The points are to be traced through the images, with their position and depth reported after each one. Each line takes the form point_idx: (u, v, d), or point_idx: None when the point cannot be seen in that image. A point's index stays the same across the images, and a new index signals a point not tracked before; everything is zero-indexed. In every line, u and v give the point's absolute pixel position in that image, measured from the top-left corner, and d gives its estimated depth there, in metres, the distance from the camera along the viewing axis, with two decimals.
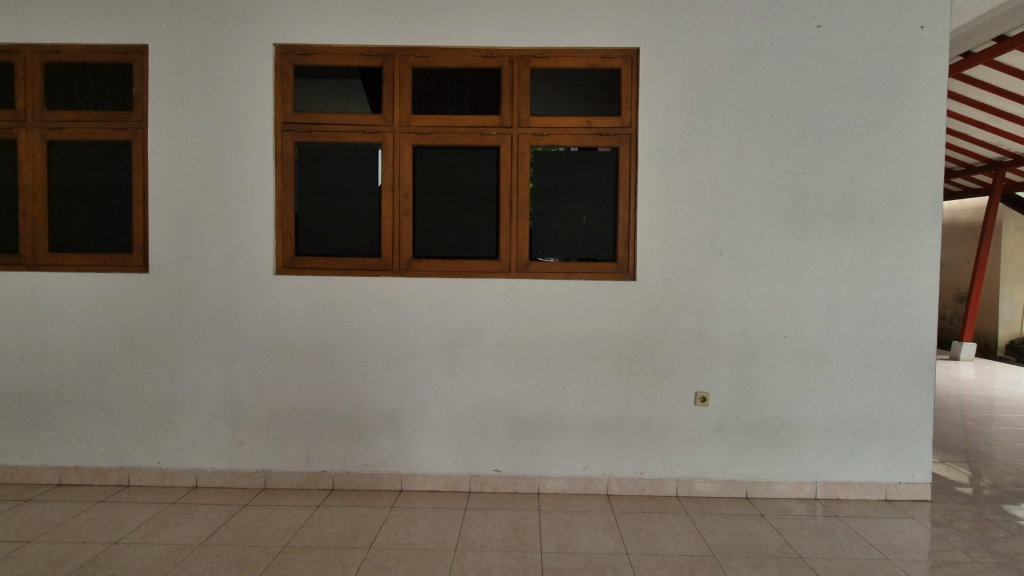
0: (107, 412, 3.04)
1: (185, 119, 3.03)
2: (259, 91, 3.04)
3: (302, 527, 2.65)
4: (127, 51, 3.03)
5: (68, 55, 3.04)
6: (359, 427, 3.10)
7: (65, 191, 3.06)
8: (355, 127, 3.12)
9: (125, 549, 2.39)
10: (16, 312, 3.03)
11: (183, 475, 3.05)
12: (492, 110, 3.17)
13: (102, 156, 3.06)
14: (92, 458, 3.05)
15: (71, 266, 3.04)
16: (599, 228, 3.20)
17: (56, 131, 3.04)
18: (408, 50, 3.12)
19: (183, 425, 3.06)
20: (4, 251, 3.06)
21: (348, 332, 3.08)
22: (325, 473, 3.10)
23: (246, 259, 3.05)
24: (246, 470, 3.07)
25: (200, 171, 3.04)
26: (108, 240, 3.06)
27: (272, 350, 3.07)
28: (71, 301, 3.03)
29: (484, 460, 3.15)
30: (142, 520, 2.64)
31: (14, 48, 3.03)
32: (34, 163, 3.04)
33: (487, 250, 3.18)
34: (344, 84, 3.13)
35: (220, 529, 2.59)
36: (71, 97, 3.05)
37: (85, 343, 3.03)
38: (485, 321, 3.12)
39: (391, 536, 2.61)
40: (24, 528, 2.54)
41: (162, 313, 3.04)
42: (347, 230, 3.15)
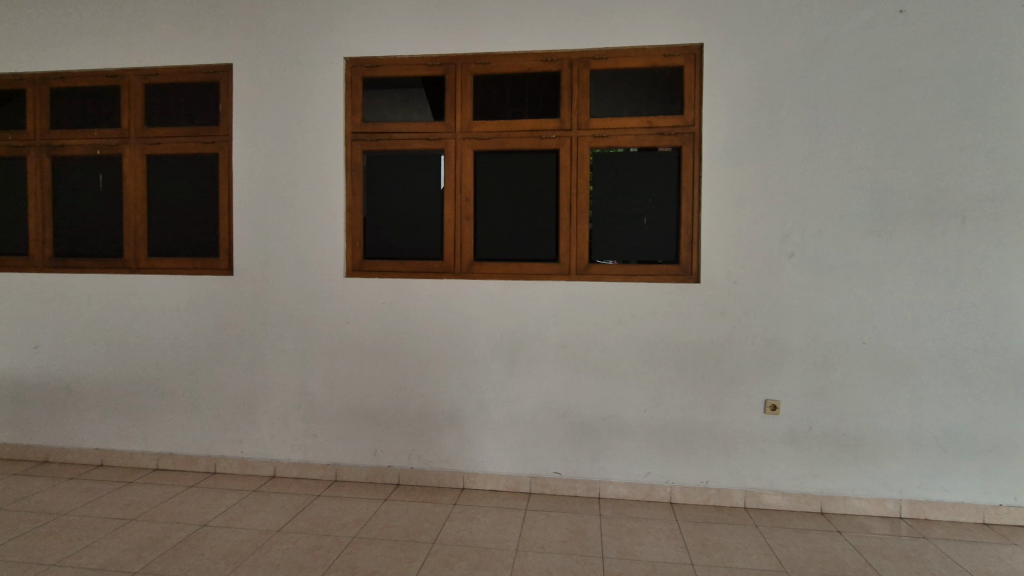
0: (196, 404, 3.29)
1: (265, 131, 3.24)
2: (330, 103, 3.21)
3: (370, 519, 2.75)
4: (215, 71, 3.28)
5: (164, 77, 3.32)
6: (422, 425, 3.19)
7: (161, 200, 3.35)
8: (420, 135, 3.22)
9: (212, 531, 2.57)
10: (119, 311, 3.33)
11: (262, 465, 3.25)
12: (552, 113, 3.18)
13: (193, 168, 3.32)
14: (183, 447, 3.31)
15: (166, 269, 3.33)
16: (661, 230, 3.14)
17: (155, 147, 3.33)
18: (469, 58, 3.19)
19: (262, 418, 3.26)
20: (110, 256, 3.38)
21: (412, 332, 3.18)
22: (390, 469, 3.20)
23: (318, 263, 3.22)
24: (318, 463, 3.24)
25: (277, 180, 3.24)
26: (198, 245, 3.32)
27: (342, 349, 3.22)
28: (166, 301, 3.30)
29: (544, 462, 3.15)
30: (227, 505, 2.84)
31: (119, 72, 3.35)
32: (136, 175, 3.35)
33: (547, 252, 3.19)
34: (409, 94, 3.25)
35: (295, 518, 2.74)
36: (168, 115, 3.34)
37: (177, 340, 3.30)
38: (546, 324, 3.13)
39: (453, 532, 2.66)
40: (127, 507, 2.79)
41: (244, 313, 3.26)
42: (412, 234, 3.25)
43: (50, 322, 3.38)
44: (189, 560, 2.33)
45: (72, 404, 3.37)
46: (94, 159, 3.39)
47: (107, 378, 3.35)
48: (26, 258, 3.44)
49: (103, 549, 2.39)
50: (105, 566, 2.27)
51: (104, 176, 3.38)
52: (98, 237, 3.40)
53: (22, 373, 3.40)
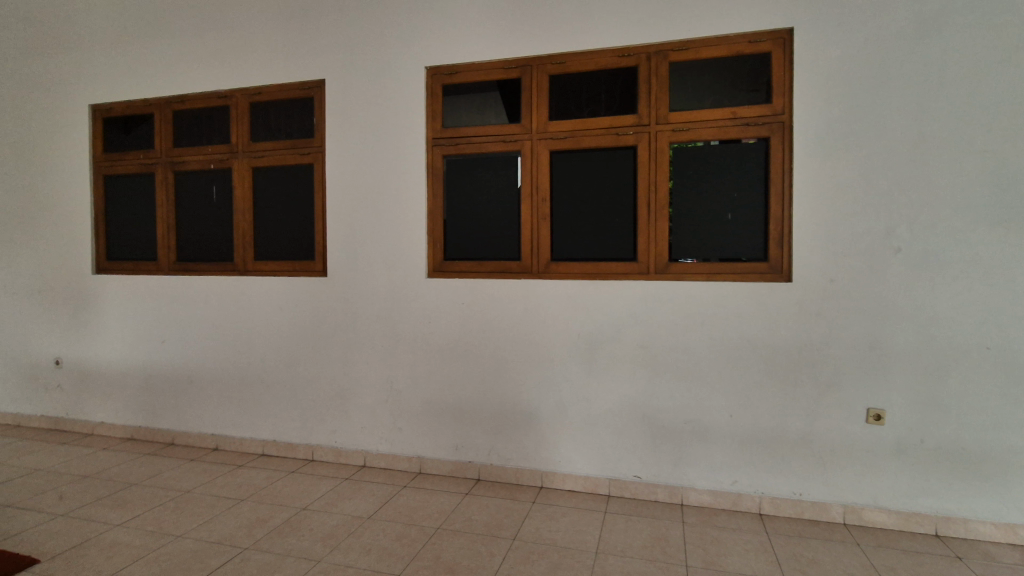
0: (295, 395, 3.56)
1: (354, 141, 3.44)
2: (412, 111, 3.35)
3: (452, 512, 2.84)
4: (310, 86, 3.53)
5: (266, 95, 3.62)
6: (501, 423, 3.25)
7: (265, 208, 3.65)
8: (497, 137, 3.28)
9: (311, 514, 2.77)
10: (230, 310, 3.67)
11: (353, 454, 3.46)
12: (629, 109, 3.12)
13: (292, 177, 3.60)
14: (284, 435, 3.60)
15: (270, 271, 3.63)
16: (748, 226, 2.98)
17: (259, 159, 3.63)
18: (545, 58, 3.20)
19: (353, 411, 3.47)
20: (223, 260, 3.74)
21: (491, 331, 3.25)
22: (471, 464, 3.29)
23: (402, 264, 3.38)
24: (404, 455, 3.39)
25: (365, 187, 3.43)
26: (297, 249, 3.59)
27: (425, 347, 3.35)
28: (269, 301, 3.60)
29: (623, 465, 3.10)
30: (324, 490, 3.05)
31: (229, 93, 3.68)
32: (244, 186, 3.67)
33: (625, 251, 3.14)
34: (486, 97, 3.32)
35: (384, 506, 2.89)
36: (270, 130, 3.63)
37: (279, 336, 3.59)
38: (625, 324, 3.07)
39: (533, 530, 2.69)
40: (239, 488, 3.07)
41: (336, 311, 3.48)
42: (490, 235, 3.32)
43: (174, 319, 3.79)
44: (291, 540, 2.52)
45: (193, 393, 3.77)
46: (208, 172, 3.76)
47: (220, 370, 3.70)
48: (155, 263, 3.88)
49: (220, 524, 2.65)
50: (222, 540, 2.51)
51: (217, 188, 3.75)
52: (213, 243, 3.77)
53: (153, 364, 3.85)
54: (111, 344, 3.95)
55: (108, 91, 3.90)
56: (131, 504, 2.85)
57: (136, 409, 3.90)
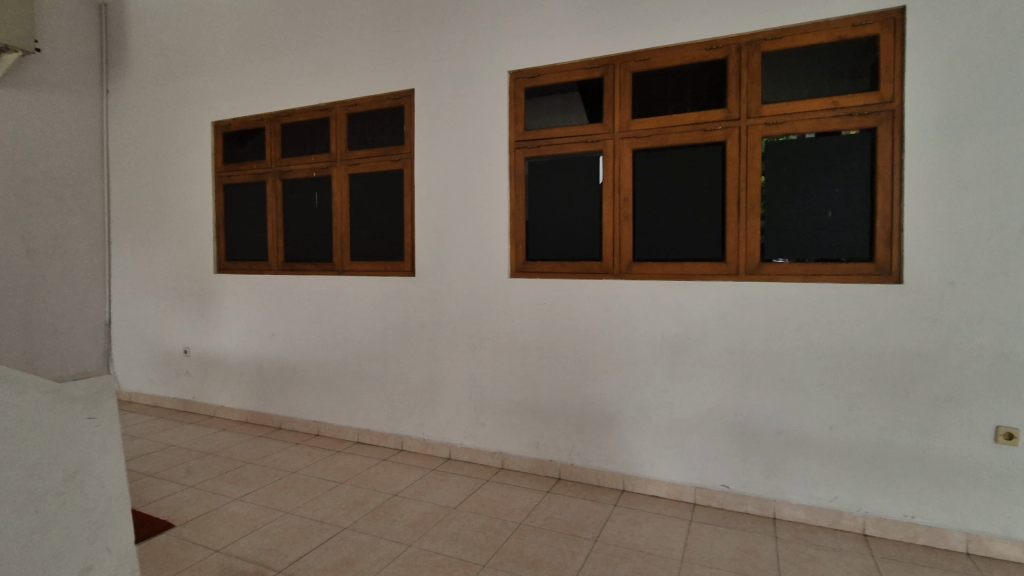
0: (387, 388, 3.78)
1: (441, 146, 3.59)
2: (496, 115, 3.44)
3: (534, 509, 2.88)
4: (401, 96, 3.73)
5: (361, 106, 3.87)
6: (582, 423, 3.25)
7: (360, 212, 3.90)
8: (579, 138, 3.28)
9: (401, 501, 2.93)
10: (329, 306, 3.96)
11: (439, 447, 3.61)
12: (717, 104, 3.01)
13: (385, 183, 3.82)
14: (376, 425, 3.83)
15: (364, 271, 3.87)
16: (850, 224, 2.78)
17: (355, 166, 3.89)
18: (628, 56, 3.16)
19: (439, 405, 3.62)
20: (323, 261, 4.04)
21: (573, 331, 3.26)
22: (552, 463, 3.32)
23: (486, 264, 3.47)
24: (486, 450, 3.49)
25: (452, 190, 3.56)
26: (389, 251, 3.81)
27: (508, 346, 3.42)
28: (363, 299, 3.84)
29: (710, 473, 3.00)
30: (413, 479, 3.21)
31: (329, 105, 3.97)
32: (341, 192, 3.95)
33: (712, 251, 3.03)
34: (569, 99, 3.34)
35: (469, 498, 2.99)
36: (365, 139, 3.88)
37: (372, 332, 3.82)
38: (712, 327, 2.97)
39: (615, 532, 2.67)
40: (337, 472, 3.31)
41: (424, 310, 3.65)
42: (572, 236, 3.33)
43: (281, 314, 4.15)
44: (384, 523, 2.68)
45: (296, 382, 4.11)
46: (311, 180, 4.08)
47: (320, 362, 4.01)
48: (265, 263, 4.27)
49: (321, 504, 2.87)
50: (324, 519, 2.72)
51: (319, 194, 4.06)
52: (315, 245, 4.09)
53: (263, 356, 4.23)
54: (228, 335, 4.39)
55: (227, 108, 4.34)
56: (246, 481, 3.16)
57: (249, 395, 4.32)
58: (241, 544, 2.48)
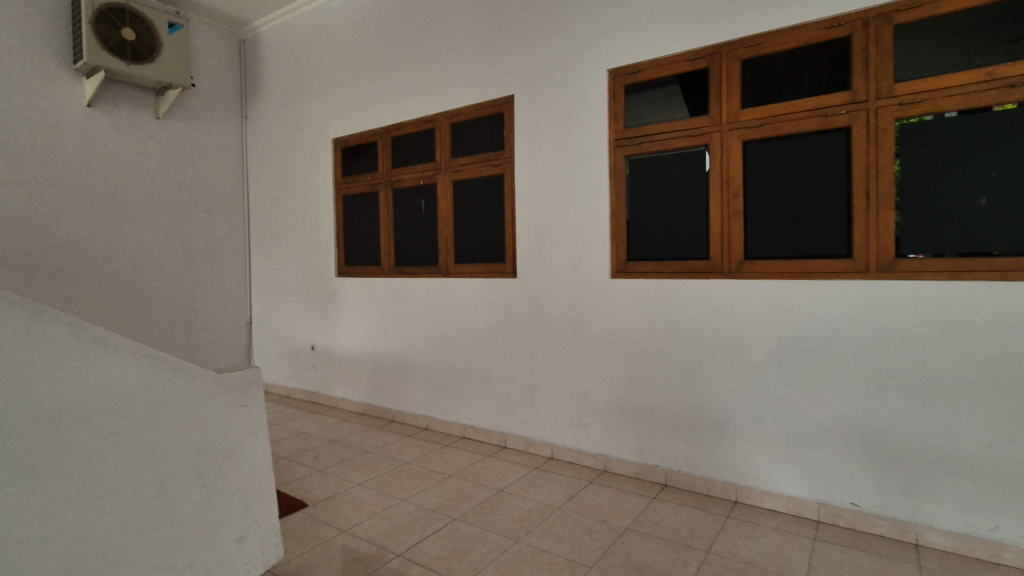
0: (490, 387, 3.90)
1: (541, 149, 3.64)
2: (595, 114, 3.42)
3: (640, 514, 2.82)
4: (502, 103, 3.83)
5: (464, 115, 4.02)
6: (691, 428, 3.13)
7: (464, 217, 4.06)
8: (683, 133, 3.16)
9: (507, 497, 3.00)
10: (436, 307, 4.17)
11: (542, 446, 3.65)
12: (840, 87, 2.76)
13: (487, 187, 3.94)
14: (481, 422, 3.96)
15: (467, 273, 4.02)
16: (1010, 212, 2.41)
17: (458, 173, 4.05)
18: (736, 43, 2.99)
19: (542, 405, 3.66)
20: (430, 264, 4.26)
21: (679, 333, 3.15)
22: (658, 468, 3.23)
23: (587, 264, 3.46)
24: (589, 452, 3.47)
25: (552, 192, 3.59)
26: (492, 253, 3.92)
27: (611, 347, 3.38)
28: (468, 300, 3.99)
29: (836, 489, 2.74)
30: (517, 476, 3.28)
31: (433, 116, 4.17)
32: (446, 198, 4.13)
33: (836, 247, 2.77)
34: (671, 93, 3.23)
35: (573, 498, 3.00)
36: (467, 146, 4.03)
37: (476, 332, 3.96)
38: (838, 330, 2.72)
39: (729, 545, 2.53)
40: (445, 464, 3.47)
41: (526, 310, 3.71)
42: (677, 234, 3.22)
43: (394, 315, 4.43)
44: (492, 517, 2.77)
45: (407, 379, 4.36)
46: (418, 188, 4.32)
47: (428, 360, 4.22)
48: (378, 267, 4.59)
49: (432, 495, 3.02)
50: (436, 508, 2.87)
51: (426, 201, 4.29)
52: (423, 249, 4.32)
53: (378, 353, 4.56)
54: (347, 334, 4.78)
55: (345, 125, 4.72)
56: (365, 468, 3.42)
57: (366, 389, 4.67)
58: (363, 527, 2.68)
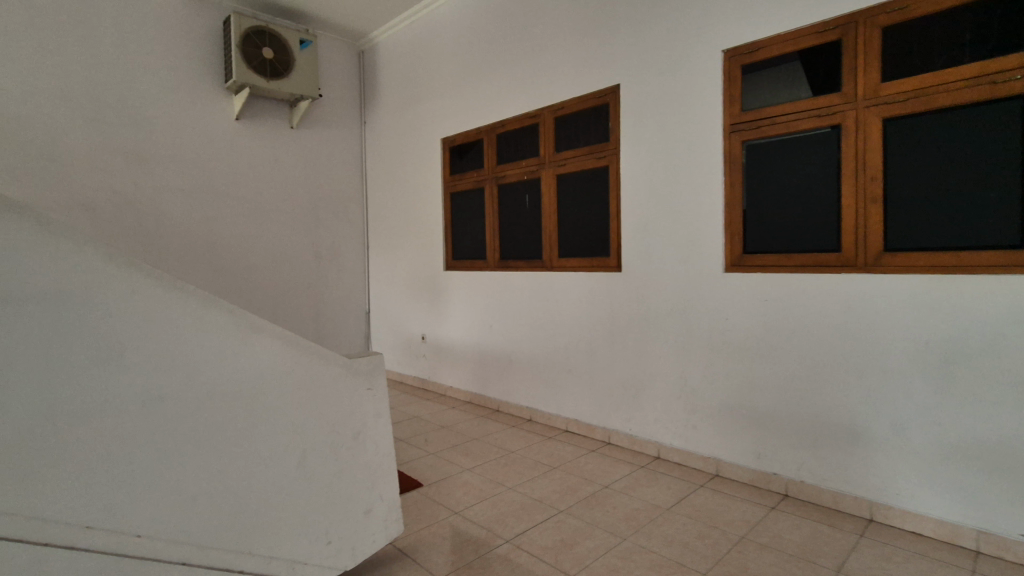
0: (594, 382, 3.86)
1: (649, 138, 3.51)
2: (709, 98, 3.22)
3: (758, 524, 2.65)
4: (607, 94, 3.76)
5: (568, 108, 4.00)
6: (816, 436, 2.87)
7: (568, 210, 4.05)
8: (810, 113, 2.88)
9: (612, 493, 2.97)
10: (540, 301, 4.21)
11: (648, 445, 3.56)
12: (1014, 49, 2.35)
13: (591, 180, 3.90)
14: (584, 416, 3.95)
15: (571, 267, 4.01)
16: None
17: (562, 167, 4.04)
18: (877, 9, 2.65)
19: (648, 402, 3.56)
20: (534, 258, 4.31)
21: (804, 332, 2.89)
22: (777, 476, 3.01)
23: (698, 258, 3.29)
24: (699, 454, 3.32)
25: (661, 183, 3.46)
26: (596, 247, 3.88)
27: (724, 346, 3.19)
28: (571, 293, 3.99)
29: (1002, 516, 2.37)
30: (623, 474, 3.23)
31: (538, 111, 4.20)
32: (550, 192, 4.14)
33: (1006, 237, 2.38)
34: (796, 71, 2.96)
35: (682, 501, 2.89)
36: (571, 140, 4.01)
37: (579, 326, 3.94)
38: (1005, 333, 2.35)
39: (863, 567, 2.29)
40: (550, 457, 3.51)
41: (632, 305, 3.62)
42: (802, 224, 2.95)
43: (498, 307, 4.55)
44: (597, 513, 2.75)
45: (511, 371, 4.46)
46: (523, 183, 4.39)
47: (531, 353, 4.29)
48: (484, 261, 4.74)
49: (538, 485, 3.07)
50: (542, 499, 2.91)
51: (530, 196, 4.34)
52: (527, 243, 4.39)
53: (483, 344, 4.71)
54: (455, 326, 5.00)
55: (453, 125, 4.91)
56: (472, 455, 3.55)
57: (472, 378, 4.85)
58: (473, 510, 2.80)
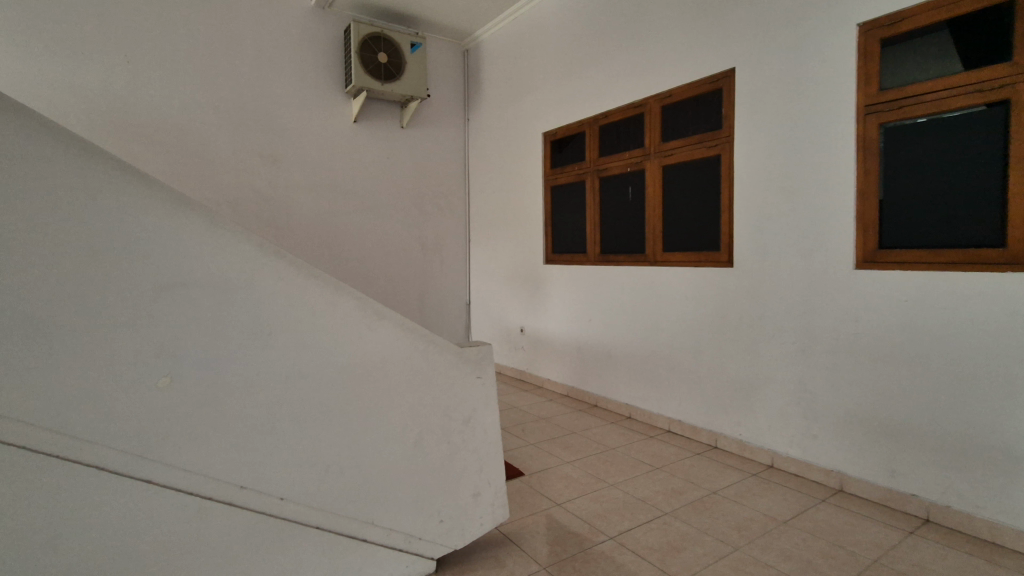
0: (700, 382, 3.69)
1: (769, 123, 3.26)
2: (842, 76, 2.91)
3: (893, 548, 2.39)
4: (719, 79, 3.55)
5: (677, 96, 3.84)
6: (968, 457, 2.52)
7: (675, 202, 3.89)
8: (969, 88, 2.51)
9: (722, 500, 2.83)
10: (642, 296, 4.10)
11: (761, 452, 3.34)
12: None
13: (701, 171, 3.71)
14: (689, 417, 3.79)
15: (676, 262, 3.86)
16: None
17: (669, 158, 3.89)
18: None
19: (761, 407, 3.34)
20: (637, 252, 4.20)
21: (955, 338, 2.55)
22: (916, 498, 2.69)
23: (823, 252, 3.01)
24: (820, 466, 3.06)
25: (780, 172, 3.21)
26: (705, 241, 3.70)
27: (854, 350, 2.90)
28: (677, 289, 3.83)
29: None
30: (733, 481, 3.06)
31: (643, 101, 4.07)
32: (655, 184, 4.01)
33: None
34: (951, 41, 2.59)
35: (801, 515, 2.68)
36: (679, 129, 3.84)
37: (685, 323, 3.78)
38: None
39: None
40: (652, 456, 3.42)
41: (744, 303, 3.41)
42: (955, 216, 2.59)
43: (598, 302, 4.50)
44: (705, 519, 2.63)
45: (611, 366, 4.40)
46: (626, 175, 4.29)
47: (632, 349, 4.19)
48: (584, 255, 4.70)
49: (641, 485, 3.00)
50: (645, 499, 2.85)
51: (633, 189, 4.23)
52: (629, 237, 4.29)
53: (582, 339, 4.68)
54: (553, 319, 5.02)
55: (556, 118, 4.91)
56: (572, 448, 3.56)
57: (570, 372, 4.85)
58: (575, 504, 2.80)
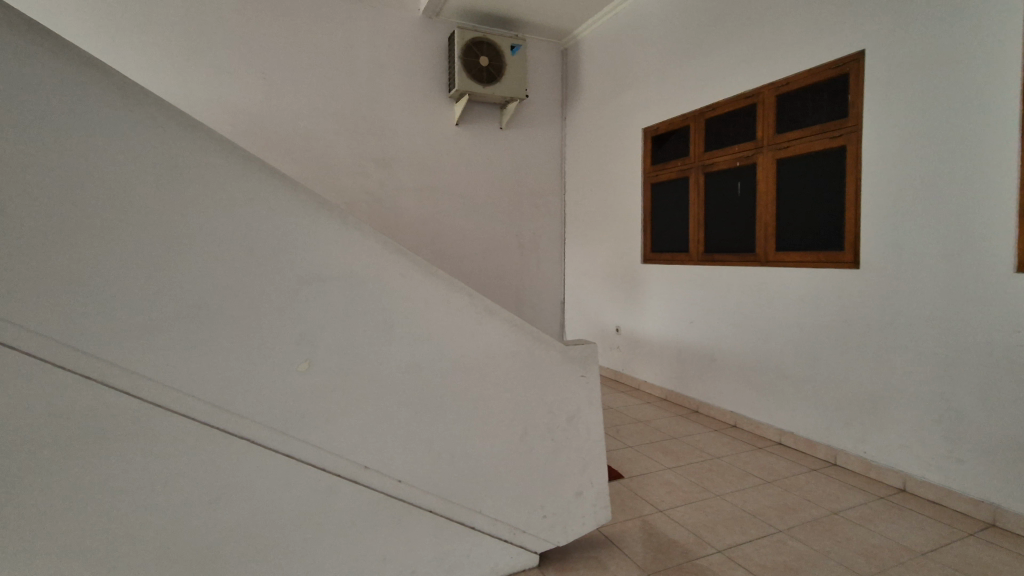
0: (819, 393, 3.41)
1: (908, 109, 2.92)
2: (1004, 51, 2.54)
3: None
4: (846, 62, 3.24)
5: (795, 83, 3.56)
6: None
7: (791, 198, 3.62)
8: None
9: (844, 523, 2.59)
10: (752, 298, 3.86)
11: (890, 474, 3.02)
12: None
13: (822, 164, 3.41)
14: (805, 429, 3.52)
15: (791, 262, 3.60)
16: None
17: (785, 150, 3.63)
18: None
19: (892, 424, 3.02)
20: (746, 252, 3.97)
21: None
22: None
23: (973, 253, 2.65)
24: (966, 495, 2.70)
25: (920, 163, 2.86)
26: (825, 240, 3.40)
27: (1014, 366, 2.52)
28: (793, 291, 3.56)
29: None
30: (857, 502, 2.80)
31: (756, 91, 3.83)
32: (768, 179, 3.76)
33: None
34: None
35: (942, 548, 2.39)
36: (797, 119, 3.56)
37: (801, 329, 3.51)
38: None
39: None
40: (761, 469, 3.22)
41: (874, 308, 3.09)
42: None
43: (702, 303, 4.31)
44: (826, 541, 2.43)
45: (715, 371, 4.19)
46: (735, 170, 4.06)
47: (740, 354, 3.96)
48: (686, 255, 4.53)
49: (750, 498, 2.84)
50: (756, 513, 2.69)
51: (743, 184, 4.00)
52: (737, 236, 4.06)
53: (683, 341, 4.51)
54: (652, 320, 4.88)
55: (658, 113, 4.76)
56: (673, 454, 3.44)
57: (669, 375, 4.69)
58: (679, 512, 2.71)
